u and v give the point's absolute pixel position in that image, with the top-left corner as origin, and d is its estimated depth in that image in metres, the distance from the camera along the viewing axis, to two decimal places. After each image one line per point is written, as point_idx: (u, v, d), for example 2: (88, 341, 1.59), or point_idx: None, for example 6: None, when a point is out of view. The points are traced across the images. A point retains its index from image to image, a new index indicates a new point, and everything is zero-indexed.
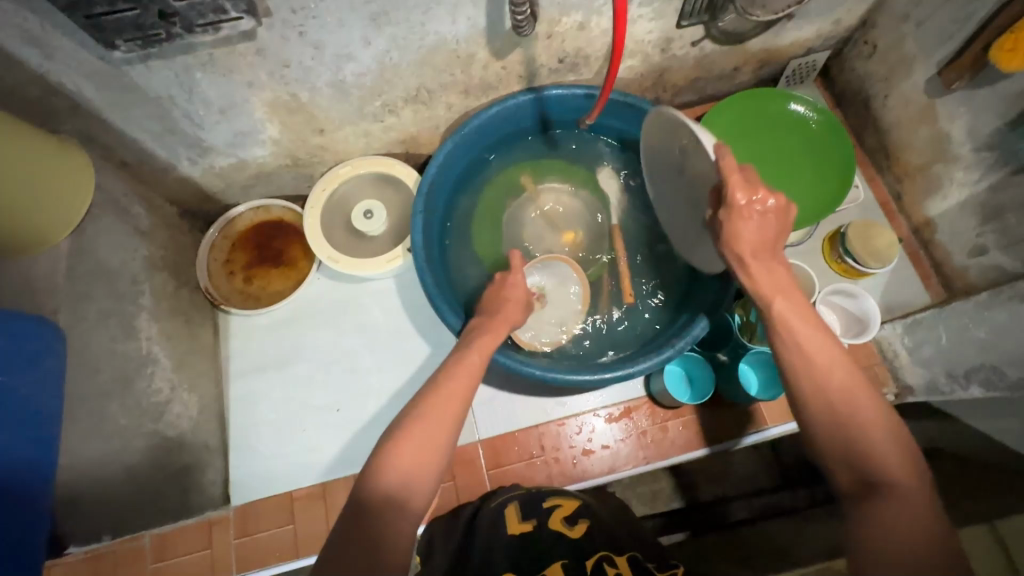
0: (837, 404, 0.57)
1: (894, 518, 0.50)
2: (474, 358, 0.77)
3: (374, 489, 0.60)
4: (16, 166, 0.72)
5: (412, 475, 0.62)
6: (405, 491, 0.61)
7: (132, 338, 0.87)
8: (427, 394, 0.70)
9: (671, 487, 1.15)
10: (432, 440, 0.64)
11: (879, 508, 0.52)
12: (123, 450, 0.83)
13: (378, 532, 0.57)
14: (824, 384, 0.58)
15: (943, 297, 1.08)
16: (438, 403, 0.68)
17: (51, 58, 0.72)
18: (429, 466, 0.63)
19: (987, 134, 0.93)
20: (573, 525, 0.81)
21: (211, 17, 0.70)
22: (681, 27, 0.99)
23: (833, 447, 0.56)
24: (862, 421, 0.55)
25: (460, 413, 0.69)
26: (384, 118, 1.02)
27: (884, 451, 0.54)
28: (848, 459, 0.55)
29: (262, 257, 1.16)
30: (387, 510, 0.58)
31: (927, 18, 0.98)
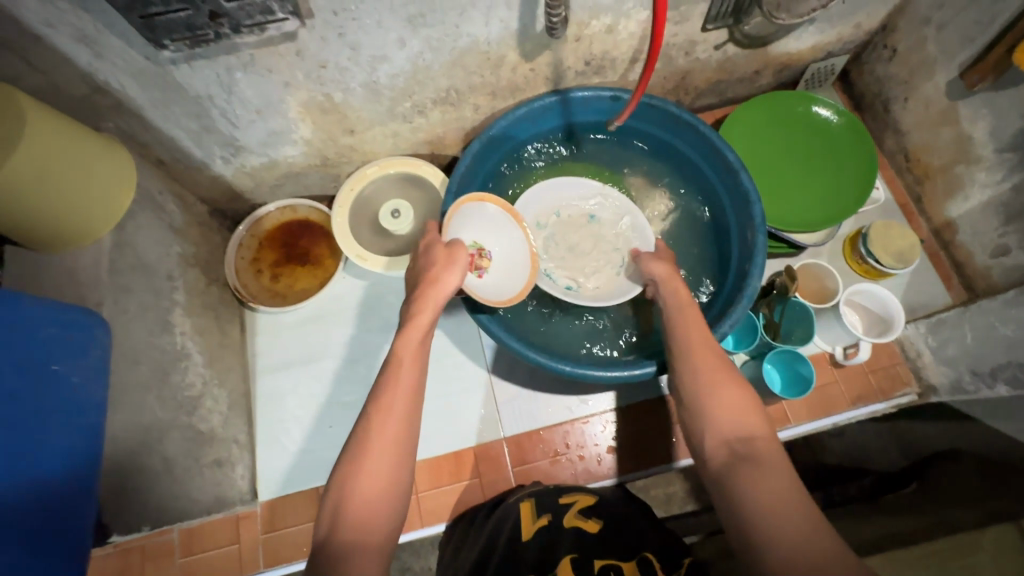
0: (711, 383, 0.69)
1: (756, 473, 0.59)
2: (410, 378, 0.71)
3: (336, 537, 0.58)
4: (77, 159, 0.74)
5: (369, 513, 0.60)
6: (368, 531, 0.59)
7: (167, 332, 0.89)
8: (361, 428, 0.66)
9: (685, 490, 1.08)
10: (380, 478, 0.62)
11: (746, 465, 0.60)
12: (159, 441, 0.84)
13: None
14: (702, 369, 0.72)
15: (965, 298, 1.09)
16: (376, 436, 0.64)
17: (101, 57, 0.75)
18: (388, 500, 0.62)
19: (1010, 135, 0.94)
20: (587, 518, 0.82)
21: (258, 17, 0.72)
22: (706, 30, 1.01)
23: (707, 419, 0.67)
24: (731, 396, 0.67)
25: (406, 439, 0.66)
26: (413, 119, 1.04)
27: (750, 419, 0.65)
28: (720, 427, 0.65)
29: (289, 255, 1.17)
30: (356, 554, 0.57)
31: (949, 21, 1.00)
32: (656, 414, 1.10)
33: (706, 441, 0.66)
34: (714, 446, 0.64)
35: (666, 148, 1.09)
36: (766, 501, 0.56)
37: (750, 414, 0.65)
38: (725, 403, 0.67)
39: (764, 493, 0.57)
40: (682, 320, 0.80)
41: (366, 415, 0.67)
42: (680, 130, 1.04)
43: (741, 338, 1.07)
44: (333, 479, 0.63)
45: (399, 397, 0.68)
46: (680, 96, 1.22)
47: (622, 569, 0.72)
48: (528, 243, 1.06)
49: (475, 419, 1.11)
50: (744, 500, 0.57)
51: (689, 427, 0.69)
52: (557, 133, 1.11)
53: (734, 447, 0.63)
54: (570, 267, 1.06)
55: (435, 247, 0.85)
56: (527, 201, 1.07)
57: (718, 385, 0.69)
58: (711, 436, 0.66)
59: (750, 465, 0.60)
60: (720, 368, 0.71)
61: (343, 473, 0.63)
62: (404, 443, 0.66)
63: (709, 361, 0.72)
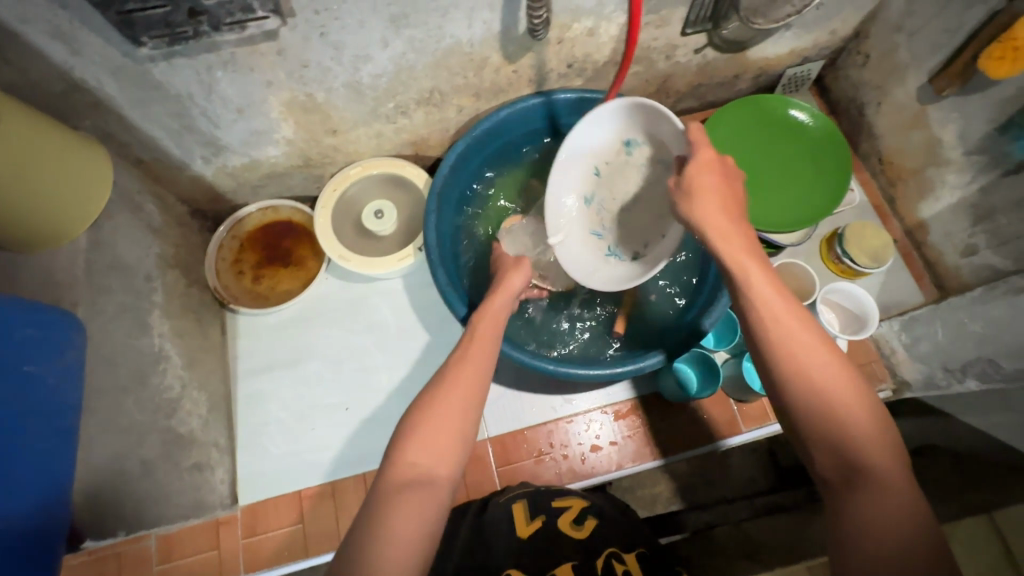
0: (817, 391, 0.55)
1: (879, 509, 0.50)
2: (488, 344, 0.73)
3: (398, 468, 0.58)
4: (53, 155, 0.73)
5: (435, 451, 0.60)
6: (429, 467, 0.59)
7: (146, 334, 0.88)
8: (442, 375, 0.67)
9: (670, 489, 1.09)
10: (456, 417, 0.62)
11: (865, 496, 0.51)
12: (137, 445, 0.82)
13: (403, 506, 0.55)
14: (804, 369, 0.56)
15: (937, 296, 1.12)
16: (455, 384, 0.65)
17: (78, 54, 0.73)
18: (455, 444, 0.61)
19: (978, 138, 0.97)
20: (581, 526, 0.81)
21: (239, 15, 0.71)
22: (685, 35, 1.03)
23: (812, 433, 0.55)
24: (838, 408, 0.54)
25: (480, 393, 0.66)
26: (396, 119, 1.04)
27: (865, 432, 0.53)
28: (831, 446, 0.54)
29: (271, 257, 1.16)
30: (411, 489, 0.56)
31: (919, 28, 1.03)
32: (638, 415, 1.11)
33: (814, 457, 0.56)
34: (824, 464, 0.55)
35: None
36: (889, 547, 0.48)
37: (865, 425, 0.53)
38: (835, 413, 0.54)
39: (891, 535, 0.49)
40: (760, 290, 0.61)
41: (445, 367, 0.69)
42: None
43: (721, 335, 1.09)
44: (408, 415, 0.63)
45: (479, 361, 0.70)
46: (661, 99, 1.23)
47: (624, 559, 0.76)
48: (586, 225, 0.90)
49: None
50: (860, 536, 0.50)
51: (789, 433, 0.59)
52: (540, 135, 1.12)
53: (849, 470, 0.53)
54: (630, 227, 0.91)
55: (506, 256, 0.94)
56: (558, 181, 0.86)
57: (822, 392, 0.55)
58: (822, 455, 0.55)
59: (871, 495, 0.51)
60: (823, 365, 0.56)
61: (419, 411, 0.63)
62: (478, 396, 0.66)
63: (803, 347, 0.57)
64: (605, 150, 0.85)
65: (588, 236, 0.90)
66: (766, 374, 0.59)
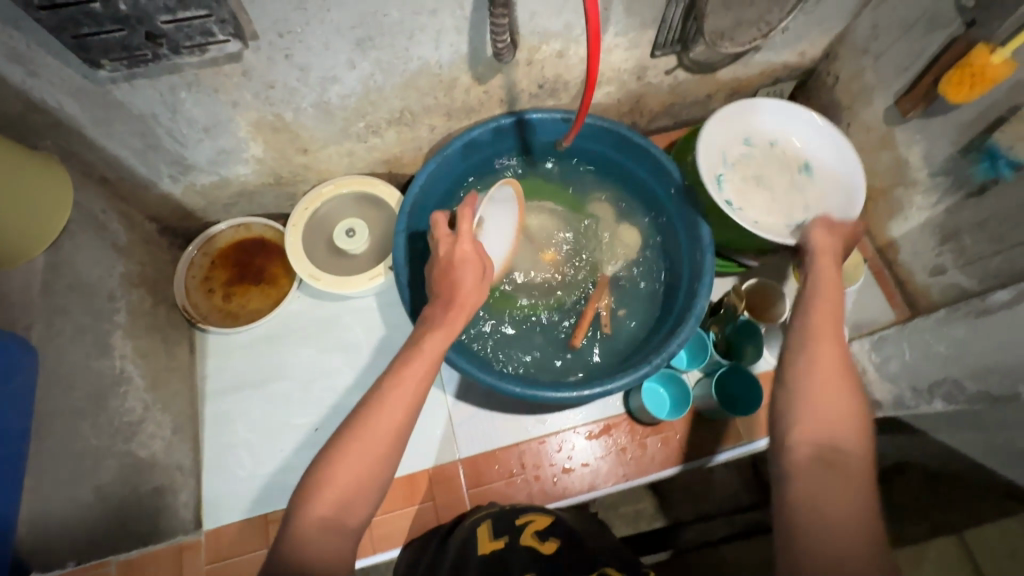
0: (826, 378, 0.64)
1: (839, 485, 0.57)
2: (423, 366, 0.68)
3: (306, 515, 0.58)
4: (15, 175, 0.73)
5: (344, 499, 0.60)
6: (339, 515, 0.59)
7: (107, 355, 0.86)
8: (366, 404, 0.65)
9: (654, 506, 1.13)
10: (374, 454, 0.62)
11: (832, 470, 0.58)
12: (92, 470, 0.81)
13: (310, 553, 0.55)
14: (822, 360, 0.66)
15: (907, 314, 1.12)
16: (375, 419, 0.63)
17: (36, 75, 0.73)
18: (367, 485, 0.61)
19: (942, 159, 0.98)
20: (544, 541, 0.79)
21: (198, 39, 0.72)
22: (655, 56, 1.04)
23: (803, 405, 0.63)
24: (835, 399, 0.63)
25: (403, 425, 0.65)
26: (368, 139, 1.04)
27: (849, 426, 0.61)
28: (812, 422, 0.62)
29: (242, 275, 1.15)
30: (319, 538, 0.57)
31: (884, 51, 1.05)
32: (611, 434, 1.10)
33: (794, 429, 0.63)
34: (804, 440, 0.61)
35: (618, 167, 1.11)
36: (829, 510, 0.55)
37: (853, 424, 0.61)
38: (827, 403, 0.63)
39: (839, 508, 0.55)
40: (817, 298, 0.74)
41: (375, 392, 0.66)
42: (632, 152, 1.06)
43: (694, 354, 1.09)
44: (322, 453, 0.62)
45: (412, 388, 0.66)
46: (634, 118, 1.24)
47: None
48: (723, 146, 1.05)
49: (433, 441, 1.10)
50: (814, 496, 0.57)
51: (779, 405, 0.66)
52: (513, 154, 1.12)
53: (824, 446, 0.60)
54: (746, 195, 1.04)
55: (461, 246, 0.75)
56: (735, 110, 1.06)
57: (828, 380, 0.64)
58: (801, 427, 0.62)
59: (835, 473, 0.58)
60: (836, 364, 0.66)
61: (349, 434, 0.62)
62: (397, 435, 0.64)
63: (830, 350, 0.67)
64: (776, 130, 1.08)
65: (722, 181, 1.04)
66: (789, 353, 0.69)
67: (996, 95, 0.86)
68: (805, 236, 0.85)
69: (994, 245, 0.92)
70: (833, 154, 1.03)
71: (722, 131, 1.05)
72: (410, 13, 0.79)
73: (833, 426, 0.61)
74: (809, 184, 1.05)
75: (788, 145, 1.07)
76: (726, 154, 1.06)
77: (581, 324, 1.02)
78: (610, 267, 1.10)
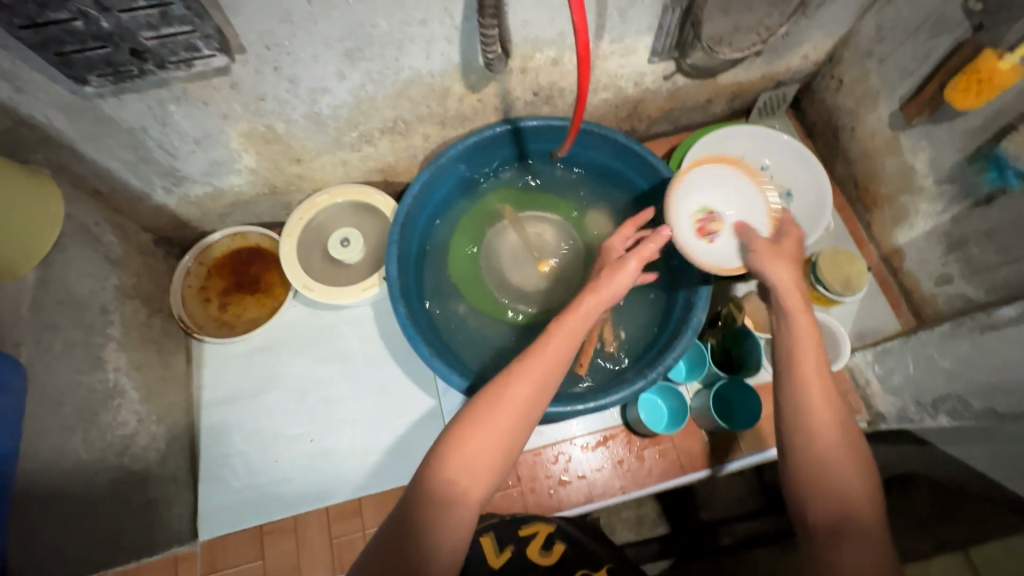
0: (826, 434, 0.64)
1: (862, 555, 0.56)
2: (559, 347, 0.72)
3: (437, 480, 0.63)
4: (16, 194, 0.74)
5: (473, 468, 0.63)
6: (464, 482, 0.63)
7: (99, 369, 0.87)
8: (498, 385, 0.69)
9: (656, 511, 1.11)
10: (514, 422, 0.66)
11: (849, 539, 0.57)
12: (84, 486, 0.81)
13: (429, 516, 0.60)
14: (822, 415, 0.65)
15: (913, 325, 1.10)
16: (517, 394, 0.68)
17: (23, 92, 0.72)
18: (496, 457, 0.65)
19: (949, 167, 0.96)
20: (549, 553, 0.85)
21: (183, 54, 0.72)
22: (652, 63, 1.02)
23: (811, 471, 0.62)
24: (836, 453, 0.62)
25: (538, 404, 0.69)
26: (361, 148, 1.02)
27: (859, 484, 0.61)
28: (822, 488, 0.61)
29: (238, 284, 1.15)
30: (445, 503, 0.61)
31: (889, 55, 1.02)
32: (608, 446, 1.09)
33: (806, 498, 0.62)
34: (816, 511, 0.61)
35: (616, 175, 1.09)
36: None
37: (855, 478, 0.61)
38: (828, 466, 0.62)
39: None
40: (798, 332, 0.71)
41: (504, 377, 0.70)
42: (630, 160, 1.05)
43: (693, 365, 1.08)
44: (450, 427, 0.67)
45: (547, 363, 0.71)
46: (633, 124, 1.22)
47: None
48: (712, 162, 1.16)
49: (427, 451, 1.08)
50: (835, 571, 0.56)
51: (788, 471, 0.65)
52: (510, 162, 1.11)
53: (833, 509, 0.60)
54: None
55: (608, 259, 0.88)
56: (733, 135, 1.15)
57: (825, 436, 0.64)
58: (809, 493, 0.62)
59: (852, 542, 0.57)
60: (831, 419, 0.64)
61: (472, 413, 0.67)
62: (529, 414, 0.68)
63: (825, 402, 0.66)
64: (769, 155, 1.16)
65: None
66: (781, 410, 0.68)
67: (1002, 101, 0.83)
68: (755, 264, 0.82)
69: (1001, 256, 0.90)
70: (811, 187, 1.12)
71: (716, 148, 1.16)
72: (399, 24, 0.78)
73: (838, 488, 0.61)
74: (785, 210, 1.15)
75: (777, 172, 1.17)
76: None
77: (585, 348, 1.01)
78: None
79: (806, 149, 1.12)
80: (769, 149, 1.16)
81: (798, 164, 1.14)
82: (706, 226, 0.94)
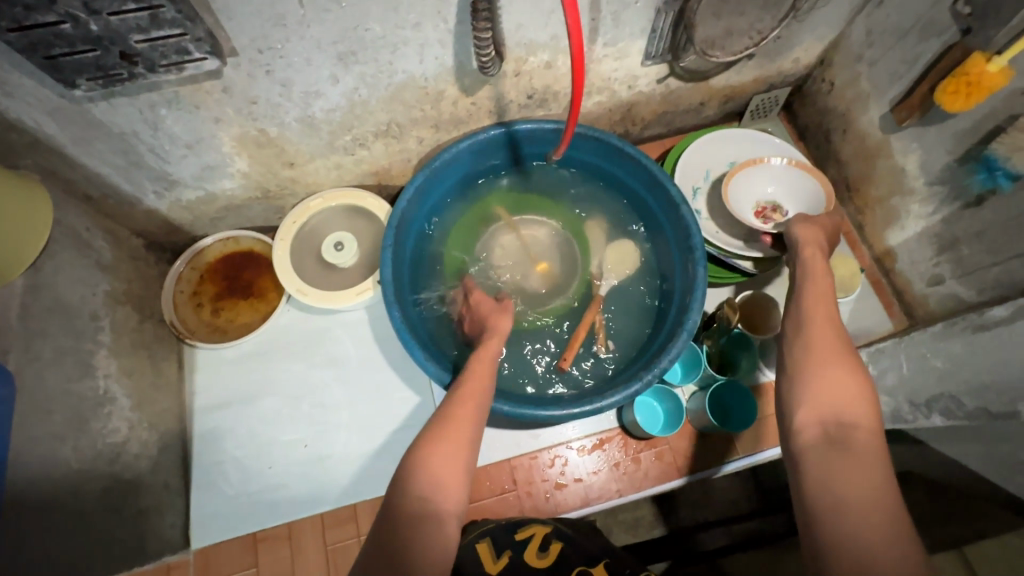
0: (823, 360, 0.67)
1: (851, 466, 0.57)
2: (485, 370, 0.80)
3: (411, 498, 0.63)
4: (3, 199, 0.72)
5: (443, 487, 0.64)
6: (439, 501, 0.63)
7: (89, 377, 0.86)
8: (445, 410, 0.73)
9: (653, 514, 1.11)
10: (466, 439, 0.69)
11: (844, 451, 0.58)
12: (74, 496, 0.80)
13: (417, 539, 0.59)
14: (819, 345, 0.69)
15: (905, 325, 1.11)
16: (461, 415, 0.71)
17: (11, 96, 0.72)
18: (461, 471, 0.66)
19: (939, 168, 0.97)
20: (546, 553, 0.83)
21: (174, 57, 0.71)
22: (645, 66, 1.03)
23: (809, 392, 0.65)
24: (839, 376, 0.65)
25: (480, 418, 0.73)
26: (355, 151, 1.02)
27: (857, 398, 0.63)
28: (820, 404, 0.63)
29: (231, 288, 1.14)
30: (424, 520, 0.61)
31: (879, 58, 1.03)
32: (605, 450, 1.09)
33: (797, 412, 0.64)
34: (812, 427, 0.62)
35: (610, 177, 1.09)
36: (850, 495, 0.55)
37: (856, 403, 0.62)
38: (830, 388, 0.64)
39: (859, 493, 0.55)
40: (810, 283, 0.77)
41: (449, 404, 0.74)
42: (624, 163, 1.05)
43: (688, 367, 1.07)
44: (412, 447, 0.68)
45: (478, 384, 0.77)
46: (627, 127, 1.22)
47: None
48: (707, 163, 1.18)
49: None
50: (829, 487, 0.56)
51: (783, 393, 0.68)
52: (504, 165, 1.11)
53: (829, 423, 0.62)
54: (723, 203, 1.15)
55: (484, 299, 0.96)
56: (726, 137, 1.18)
57: (823, 361, 0.67)
58: (806, 407, 0.64)
59: (846, 454, 0.58)
60: (831, 348, 0.68)
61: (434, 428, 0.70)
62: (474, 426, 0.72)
63: (830, 335, 0.70)
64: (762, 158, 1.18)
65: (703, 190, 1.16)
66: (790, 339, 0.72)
67: (991, 104, 0.84)
68: (790, 233, 0.88)
69: (992, 257, 0.91)
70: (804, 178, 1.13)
71: (710, 150, 1.18)
72: (392, 28, 0.77)
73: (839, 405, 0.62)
74: None
75: None
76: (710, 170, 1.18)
77: (573, 344, 1.00)
78: (605, 283, 1.08)
79: (797, 153, 1.14)
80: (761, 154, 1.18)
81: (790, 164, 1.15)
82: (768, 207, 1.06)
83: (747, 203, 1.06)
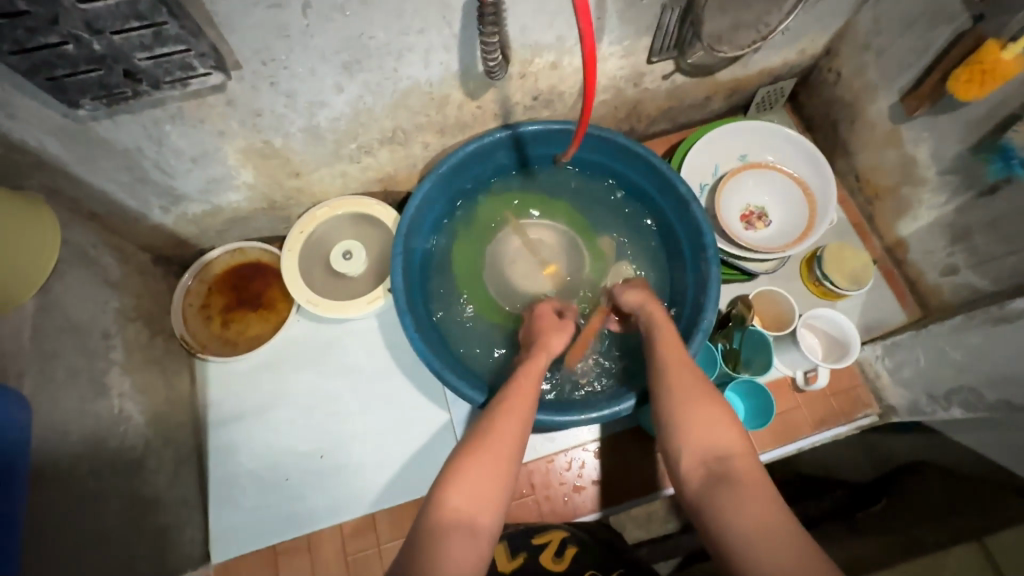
0: (688, 403, 0.70)
1: (734, 497, 0.58)
2: (523, 389, 0.79)
3: (442, 510, 0.62)
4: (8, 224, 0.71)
5: (476, 502, 0.63)
6: (473, 511, 0.62)
7: (104, 396, 0.85)
8: (485, 423, 0.73)
9: (667, 507, 1.10)
10: (498, 458, 0.67)
11: (725, 489, 0.60)
12: (97, 517, 0.80)
13: (447, 548, 0.58)
14: (682, 392, 0.72)
15: (919, 315, 1.10)
16: (497, 434, 0.70)
17: (14, 117, 0.71)
18: (496, 486, 0.65)
19: (951, 157, 0.96)
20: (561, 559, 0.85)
21: (178, 73, 0.70)
22: (651, 62, 1.01)
23: (688, 445, 0.66)
24: (707, 417, 0.68)
25: (520, 435, 0.72)
26: (361, 159, 1.01)
27: (725, 433, 0.66)
28: (696, 449, 0.65)
29: (240, 300, 1.13)
30: (455, 531, 0.60)
31: (888, 47, 1.02)
32: (624, 451, 1.08)
33: (682, 462, 0.66)
34: (695, 473, 0.64)
35: (621, 177, 1.08)
36: (744, 520, 0.56)
37: (726, 436, 0.65)
38: (698, 427, 0.67)
39: (749, 526, 0.55)
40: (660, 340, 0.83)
41: (489, 415, 0.74)
42: (633, 162, 1.04)
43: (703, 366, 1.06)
44: (448, 463, 0.68)
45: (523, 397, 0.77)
46: (633, 124, 1.21)
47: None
48: (717, 158, 1.18)
49: (437, 466, 1.06)
50: (721, 527, 0.57)
51: (667, 445, 0.70)
52: (511, 167, 1.10)
53: (708, 458, 0.64)
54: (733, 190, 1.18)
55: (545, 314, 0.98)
56: (738, 130, 1.16)
57: (689, 407, 0.70)
58: (688, 454, 0.66)
59: (728, 489, 0.59)
60: (694, 393, 0.72)
61: (475, 440, 0.70)
62: (514, 442, 0.70)
63: (687, 381, 0.74)
64: (774, 149, 1.16)
65: (714, 180, 1.17)
66: (657, 398, 0.75)
67: (1005, 92, 0.83)
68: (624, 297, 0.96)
69: (1007, 246, 0.90)
70: (813, 177, 1.12)
71: (720, 144, 1.17)
72: (396, 35, 0.76)
73: (709, 445, 0.65)
74: (793, 202, 1.13)
75: (783, 165, 1.16)
76: (719, 165, 1.18)
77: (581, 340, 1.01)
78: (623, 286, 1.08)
79: (808, 143, 1.11)
80: (772, 145, 1.16)
81: (805, 154, 1.12)
82: (752, 215, 1.15)
83: (736, 205, 1.15)
